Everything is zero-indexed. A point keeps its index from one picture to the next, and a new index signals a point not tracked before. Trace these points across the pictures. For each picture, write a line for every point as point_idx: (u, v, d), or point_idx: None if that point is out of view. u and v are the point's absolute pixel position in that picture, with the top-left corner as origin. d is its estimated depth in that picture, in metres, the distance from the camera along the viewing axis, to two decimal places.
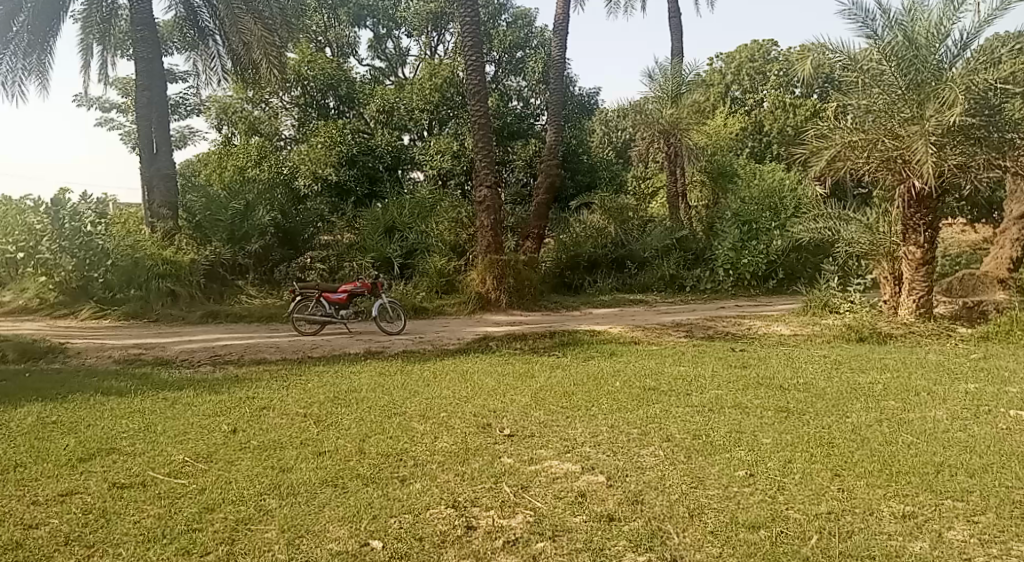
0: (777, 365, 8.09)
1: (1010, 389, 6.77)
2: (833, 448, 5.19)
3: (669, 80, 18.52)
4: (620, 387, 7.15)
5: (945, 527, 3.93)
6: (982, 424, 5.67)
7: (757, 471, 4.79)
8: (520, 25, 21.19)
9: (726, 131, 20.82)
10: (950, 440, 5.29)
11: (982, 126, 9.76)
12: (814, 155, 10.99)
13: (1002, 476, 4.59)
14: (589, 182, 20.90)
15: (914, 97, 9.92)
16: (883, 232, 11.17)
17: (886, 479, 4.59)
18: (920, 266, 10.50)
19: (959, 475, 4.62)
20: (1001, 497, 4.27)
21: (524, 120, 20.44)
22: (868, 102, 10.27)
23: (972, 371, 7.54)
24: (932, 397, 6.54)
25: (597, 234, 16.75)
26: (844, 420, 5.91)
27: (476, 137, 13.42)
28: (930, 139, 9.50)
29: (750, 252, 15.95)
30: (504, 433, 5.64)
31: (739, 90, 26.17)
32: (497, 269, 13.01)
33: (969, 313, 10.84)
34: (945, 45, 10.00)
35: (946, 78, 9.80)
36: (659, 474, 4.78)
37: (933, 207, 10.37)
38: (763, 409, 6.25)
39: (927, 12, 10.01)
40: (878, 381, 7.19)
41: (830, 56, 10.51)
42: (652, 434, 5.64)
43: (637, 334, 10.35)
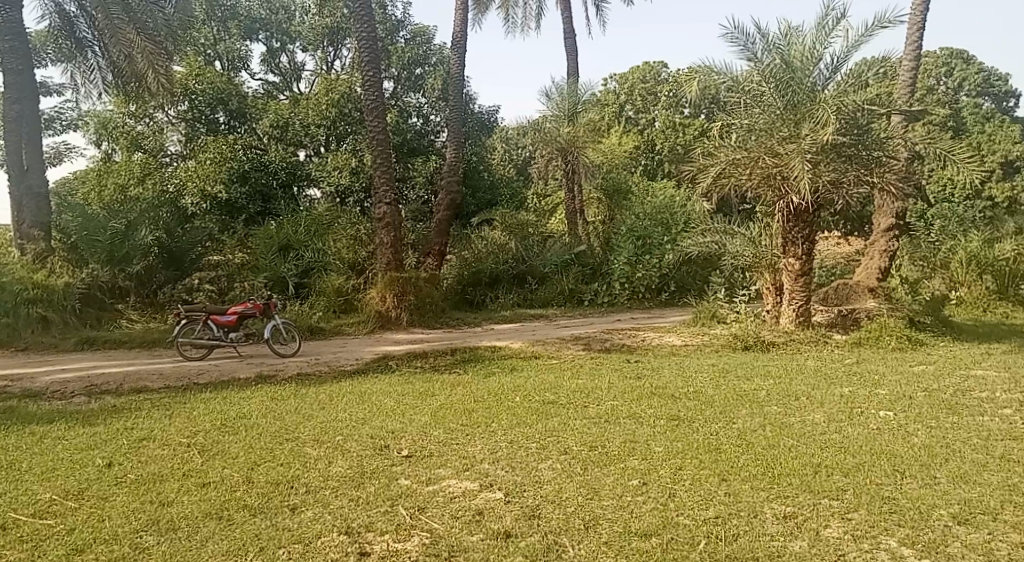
0: (669, 375, 8.33)
1: (879, 392, 7.23)
2: (721, 454, 5.39)
3: (565, 98, 18.90)
4: (520, 402, 7.19)
5: (822, 526, 4.14)
6: (855, 425, 6.05)
7: (649, 479, 4.91)
8: (418, 41, 21.18)
9: (621, 149, 21.49)
10: (827, 441, 5.61)
11: (852, 144, 10.43)
12: (701, 172, 11.46)
13: (872, 474, 4.88)
14: (490, 200, 20.91)
15: (790, 117, 10.54)
16: (765, 245, 11.79)
17: (769, 482, 4.80)
18: (798, 277, 11.11)
19: (834, 475, 4.90)
20: (872, 494, 4.52)
21: (425, 138, 20.71)
22: (750, 121, 10.86)
23: (845, 375, 8.03)
24: (809, 401, 6.91)
25: (498, 250, 16.87)
26: (730, 426, 6.16)
27: (375, 153, 13.24)
28: (805, 157, 10.08)
29: (644, 266, 16.48)
30: (401, 454, 5.55)
31: (632, 110, 27.03)
32: (397, 287, 12.84)
33: (843, 321, 11.52)
34: (818, 68, 10.65)
35: (820, 99, 10.44)
36: (556, 487, 4.82)
37: (810, 221, 11.02)
38: (656, 419, 6.43)
39: (801, 36, 10.65)
40: (762, 387, 7.54)
41: (714, 77, 11.14)
42: (551, 447, 5.70)
43: (537, 349, 10.45)
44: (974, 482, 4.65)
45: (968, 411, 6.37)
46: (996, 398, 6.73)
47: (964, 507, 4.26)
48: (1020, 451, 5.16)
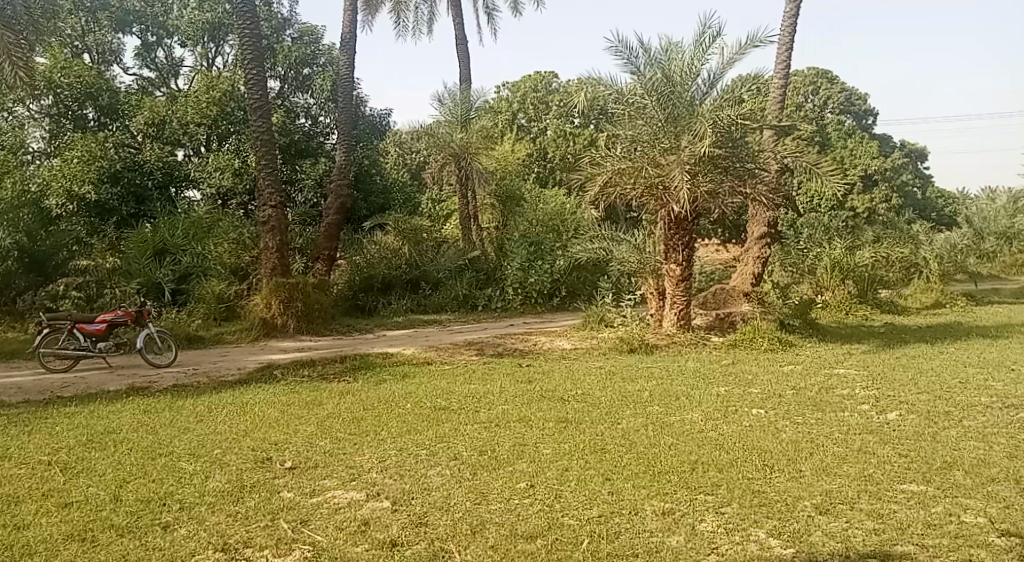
0: (559, 378, 8.47)
1: (752, 391, 7.64)
2: (605, 454, 5.54)
3: (457, 104, 18.93)
4: (410, 409, 7.11)
5: (697, 520, 4.32)
6: (730, 423, 6.36)
7: (536, 482, 4.98)
8: (306, 41, 20.66)
9: (513, 156, 21.72)
10: (704, 439, 5.87)
11: (728, 156, 10.98)
12: (589, 180, 11.74)
13: (744, 469, 5.14)
14: (382, 204, 20.58)
15: (671, 129, 10.98)
16: (649, 252, 12.24)
17: (650, 480, 4.97)
18: (680, 282, 11.58)
19: (710, 471, 5.13)
20: (744, 489, 4.76)
21: (312, 139, 20.06)
22: (634, 133, 11.20)
23: (722, 376, 8.43)
24: (689, 401, 7.22)
25: (390, 256, 16.66)
26: (615, 426, 6.35)
27: (259, 154, 12.79)
28: (685, 167, 10.54)
29: (536, 271, 16.72)
30: (284, 467, 5.37)
31: (524, 118, 27.41)
32: (283, 293, 12.44)
33: (720, 323, 12.11)
34: (696, 83, 11.18)
35: (697, 112, 10.96)
36: (443, 494, 4.80)
37: (690, 228, 11.51)
38: (544, 421, 6.53)
39: (680, 52, 11.14)
40: (645, 388, 7.81)
41: (601, 89, 11.48)
42: (440, 454, 5.67)
43: (429, 355, 10.38)
44: (834, 473, 4.97)
45: (830, 407, 6.82)
46: (854, 394, 7.25)
47: (826, 499, 4.52)
48: (874, 443, 5.57)
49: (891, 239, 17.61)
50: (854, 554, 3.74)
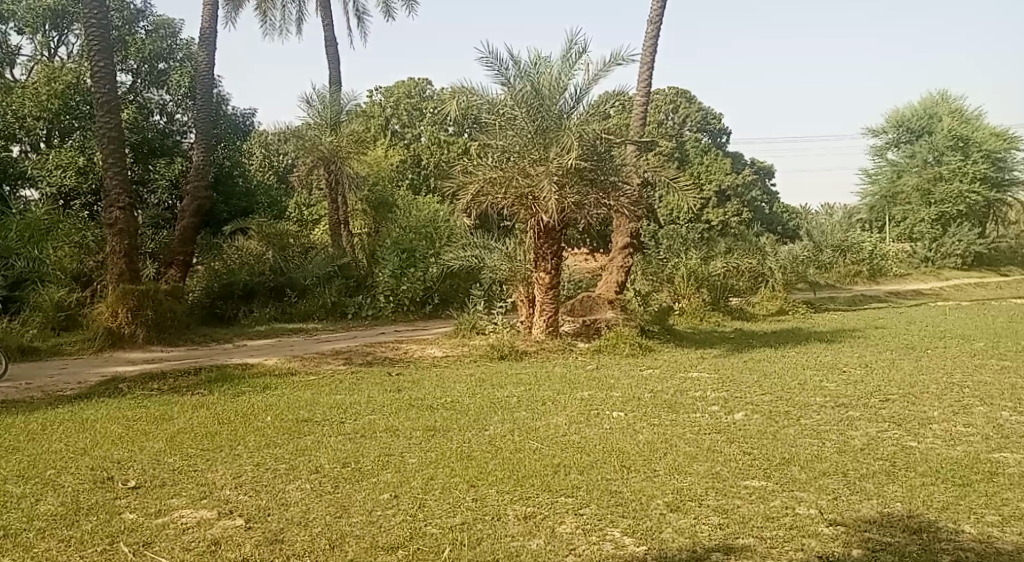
0: (428, 386, 8.44)
1: (614, 394, 7.94)
2: (471, 461, 5.56)
3: (327, 106, 18.39)
4: (271, 422, 6.85)
5: (557, 522, 4.41)
6: (592, 426, 6.58)
7: (400, 492, 4.92)
8: (162, 34, 19.41)
9: (386, 162, 21.45)
10: (567, 442, 6.03)
11: (593, 169, 11.34)
12: (461, 189, 11.80)
13: (603, 470, 5.32)
14: (245, 207, 19.56)
15: (540, 141, 11.21)
16: (520, 260, 12.40)
17: (513, 485, 5.04)
18: (548, 290, 11.87)
19: (572, 473, 5.27)
20: (602, 490, 4.92)
21: (168, 138, 18.85)
22: (505, 143, 11.35)
23: (587, 380, 8.70)
24: (555, 405, 7.41)
25: (253, 261, 15.98)
26: (482, 432, 6.40)
27: (105, 152, 11.92)
28: (553, 178, 10.80)
29: (408, 278, 16.61)
30: (127, 486, 5.01)
31: (398, 124, 27.16)
32: (132, 300, 11.64)
33: (586, 330, 12.50)
34: (564, 97, 11.46)
35: (565, 125, 11.24)
36: (302, 508, 4.64)
37: (558, 238, 11.81)
38: (411, 430, 6.48)
39: (549, 66, 11.41)
40: (512, 394, 7.93)
41: (473, 98, 11.56)
42: (301, 467, 5.49)
43: (294, 365, 10.03)
44: (684, 471, 5.24)
45: (684, 408, 7.19)
46: (706, 396, 7.69)
47: (677, 496, 4.75)
48: (722, 442, 5.93)
49: (742, 251, 18.85)
50: (700, 548, 3.94)
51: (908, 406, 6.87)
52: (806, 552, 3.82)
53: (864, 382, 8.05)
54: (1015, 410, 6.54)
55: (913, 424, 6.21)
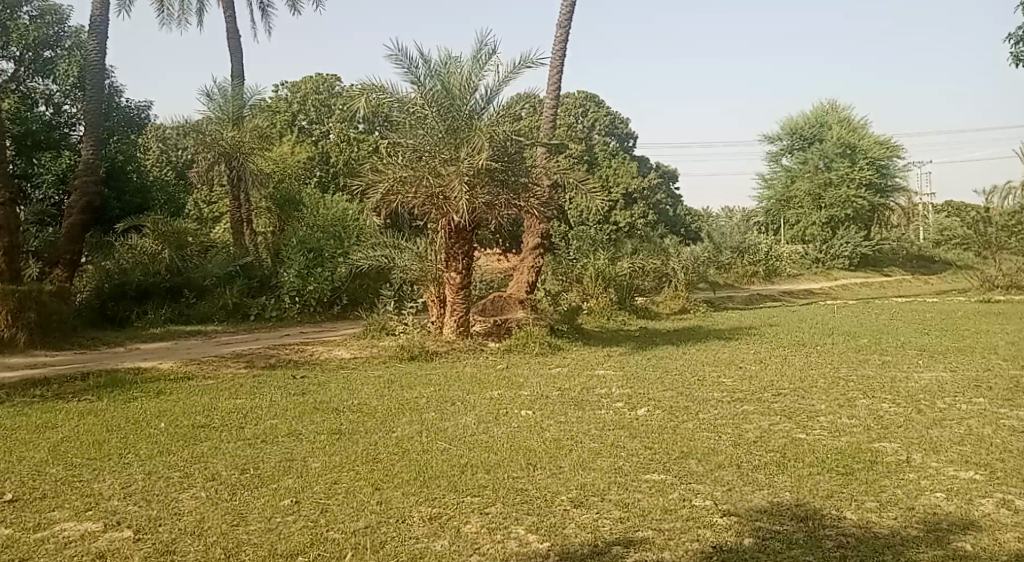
0: (334, 389, 8.28)
1: (522, 393, 8.00)
2: (377, 464, 5.49)
3: (228, 101, 17.79)
4: (165, 428, 6.55)
5: (462, 522, 4.39)
6: (500, 425, 6.62)
7: (302, 497, 4.80)
8: (47, 20, 18.25)
9: (292, 159, 20.86)
10: (476, 442, 6.03)
11: (503, 170, 11.40)
12: (369, 187, 11.63)
13: (509, 469, 5.34)
14: (139, 204, 18.63)
15: (450, 140, 11.15)
16: (431, 260, 12.35)
17: (419, 486, 5.00)
18: (459, 290, 11.85)
19: (479, 473, 5.27)
20: (507, 488, 4.94)
21: (54, 130, 17.76)
22: (414, 142, 11.25)
23: (496, 380, 8.73)
24: (463, 405, 7.41)
25: (148, 261, 15.25)
26: (389, 434, 6.32)
27: None
28: (463, 179, 10.76)
29: (315, 278, 16.24)
30: (4, 500, 4.69)
31: (305, 120, 26.49)
32: (12, 302, 10.87)
33: (497, 330, 12.54)
34: (474, 97, 11.43)
35: (475, 126, 11.22)
36: (197, 517, 4.46)
37: (469, 238, 11.81)
38: (316, 434, 6.34)
39: (459, 66, 11.40)
40: (421, 395, 7.87)
41: (382, 96, 11.42)
42: (197, 474, 5.28)
43: (191, 369, 9.62)
44: (589, 467, 5.34)
45: (590, 406, 7.33)
46: (611, 393, 7.87)
47: (580, 492, 4.83)
48: (625, 437, 6.09)
49: (648, 252, 19.37)
50: (602, 542, 4.01)
51: (798, 400, 7.23)
52: (701, 542, 3.96)
53: (758, 377, 8.42)
54: (893, 402, 6.99)
55: (802, 417, 6.54)
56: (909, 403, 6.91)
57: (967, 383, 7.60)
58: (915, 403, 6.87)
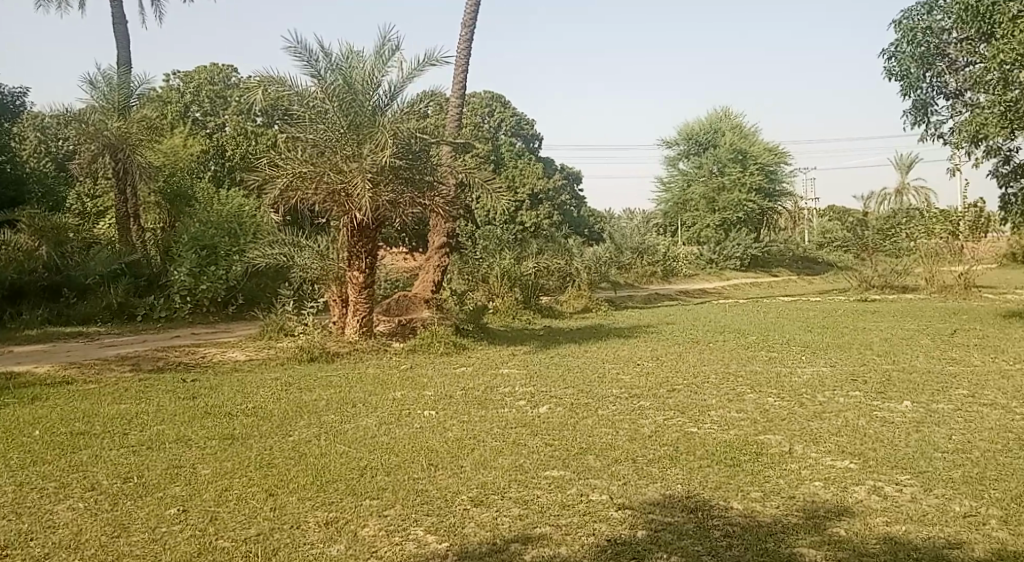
0: (228, 392, 7.96)
1: (425, 393, 7.94)
2: (272, 469, 5.32)
3: (114, 90, 16.70)
4: (39, 436, 6.12)
5: (359, 526, 4.31)
6: (401, 426, 6.55)
7: (190, 506, 4.59)
8: None
9: (185, 152, 19.90)
10: (376, 444, 5.94)
11: (407, 168, 11.21)
12: (267, 183, 11.24)
13: (409, 470, 5.28)
14: (13, 197, 17.37)
15: (353, 137, 10.92)
16: (332, 258, 12.08)
17: (315, 491, 4.88)
18: (362, 289, 11.64)
19: (378, 475, 5.19)
20: (407, 489, 4.88)
21: None
22: (315, 137, 10.97)
23: (399, 380, 8.63)
24: (364, 407, 7.28)
25: (22, 258, 14.30)
26: (285, 439, 6.14)
27: None
28: (366, 176, 10.53)
29: (208, 277, 15.52)
30: None
31: (199, 112, 25.41)
32: None
33: (402, 330, 12.40)
34: (377, 94, 11.27)
35: (379, 122, 11.03)
36: (73, 530, 4.19)
37: (372, 236, 11.62)
38: (207, 439, 6.07)
39: (362, 61, 11.21)
40: (320, 398, 7.68)
41: (280, 89, 11.07)
42: (74, 484, 4.96)
43: (71, 373, 9.03)
44: (490, 466, 5.35)
45: (492, 404, 7.36)
46: (514, 392, 7.93)
47: (481, 491, 4.83)
48: (526, 435, 6.15)
49: (551, 252, 19.66)
50: (500, 540, 4.02)
51: (692, 395, 7.51)
52: (597, 536, 4.04)
53: (655, 374, 8.69)
54: (777, 396, 7.37)
55: (695, 412, 6.80)
56: (792, 397, 7.31)
57: (843, 377, 8.11)
58: (798, 397, 7.27)
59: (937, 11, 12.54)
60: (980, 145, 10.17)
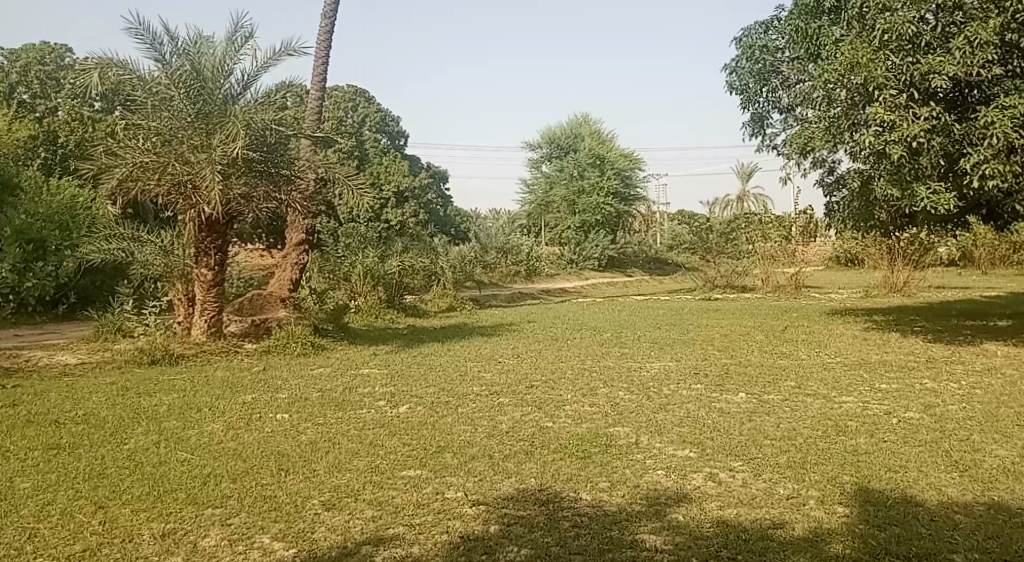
0: (55, 399, 7.28)
1: (279, 395, 7.65)
2: (104, 479, 4.93)
3: None
4: None
5: (199, 536, 4.07)
6: (251, 430, 6.25)
7: (6, 523, 4.17)
8: None
9: (10, 136, 18.04)
10: (222, 450, 5.64)
11: (261, 161, 10.74)
12: (102, 172, 10.37)
13: (259, 476, 5.06)
14: None
15: (201, 126, 10.30)
16: (177, 255, 11.36)
17: (152, 502, 4.56)
18: (211, 287, 11.01)
19: (223, 482, 4.93)
20: (255, 496, 4.66)
21: None
22: (157, 125, 10.25)
23: (251, 382, 8.27)
24: (211, 411, 6.90)
25: None
26: (121, 447, 5.71)
27: None
28: (216, 168, 9.94)
29: (35, 274, 13.80)
30: None
31: (27, 94, 23.32)
32: None
33: (255, 330, 11.84)
34: (228, 82, 10.72)
35: (229, 112, 10.46)
36: None
37: (222, 232, 11.03)
38: (28, 450, 5.52)
39: (211, 46, 10.64)
40: (163, 402, 7.20)
41: (119, 72, 10.28)
42: None
43: None
44: (345, 469, 5.21)
45: (351, 406, 7.19)
46: (373, 392, 7.81)
47: (333, 494, 4.69)
48: (384, 436, 6.05)
49: (415, 251, 19.53)
50: (350, 543, 3.93)
51: (548, 391, 7.71)
52: (450, 533, 4.05)
53: (514, 371, 8.85)
54: (628, 390, 7.71)
55: (550, 407, 6.98)
56: (641, 390, 7.68)
57: (687, 371, 8.62)
58: (646, 390, 7.65)
59: (772, 31, 13.54)
60: (807, 157, 11.10)
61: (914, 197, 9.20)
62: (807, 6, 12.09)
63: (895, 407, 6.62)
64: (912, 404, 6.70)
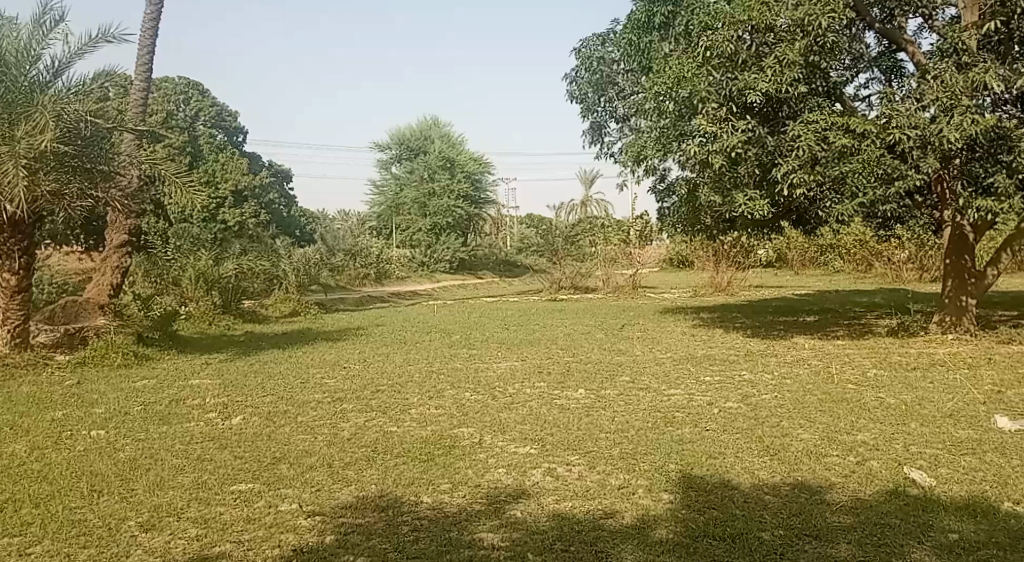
0: None
1: (96, 410, 7.03)
2: None
3: None
4: None
5: None
6: (60, 450, 5.68)
7: None
8: None
9: None
10: (24, 474, 5.09)
11: (76, 155, 9.79)
12: None
13: (67, 499, 4.61)
14: None
15: (3, 116, 9.16)
16: None
17: None
18: (14, 294, 9.96)
19: (24, 509, 4.45)
20: (61, 521, 4.24)
21: None
22: None
23: (63, 398, 7.54)
24: (13, 431, 6.22)
25: None
26: None
27: None
28: (21, 161, 8.82)
29: None
30: None
31: None
32: None
33: (69, 340, 10.80)
34: (36, 68, 9.75)
35: (36, 101, 9.35)
36: None
37: (28, 233, 9.99)
38: None
39: (15, 29, 9.69)
40: None
41: None
42: None
43: None
44: (167, 486, 4.86)
45: (178, 419, 6.74)
46: (205, 403, 7.36)
47: (153, 514, 4.37)
48: (213, 449, 5.72)
49: (255, 253, 18.66)
50: None
51: (393, 395, 7.62)
52: (282, 547, 3.88)
53: (359, 376, 8.67)
54: (474, 391, 7.78)
55: (395, 411, 6.90)
56: (487, 391, 7.77)
57: (531, 370, 8.84)
58: (491, 391, 7.75)
59: (608, 43, 14.13)
60: (641, 164, 11.71)
61: (734, 203, 10.00)
62: (640, 21, 12.74)
63: (718, 398, 7.14)
64: (731, 395, 7.25)
